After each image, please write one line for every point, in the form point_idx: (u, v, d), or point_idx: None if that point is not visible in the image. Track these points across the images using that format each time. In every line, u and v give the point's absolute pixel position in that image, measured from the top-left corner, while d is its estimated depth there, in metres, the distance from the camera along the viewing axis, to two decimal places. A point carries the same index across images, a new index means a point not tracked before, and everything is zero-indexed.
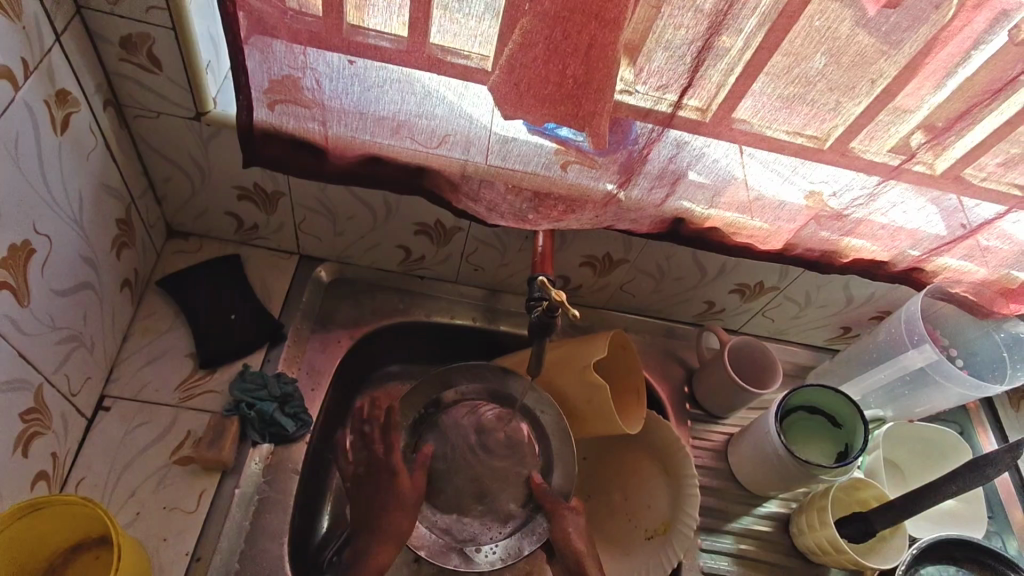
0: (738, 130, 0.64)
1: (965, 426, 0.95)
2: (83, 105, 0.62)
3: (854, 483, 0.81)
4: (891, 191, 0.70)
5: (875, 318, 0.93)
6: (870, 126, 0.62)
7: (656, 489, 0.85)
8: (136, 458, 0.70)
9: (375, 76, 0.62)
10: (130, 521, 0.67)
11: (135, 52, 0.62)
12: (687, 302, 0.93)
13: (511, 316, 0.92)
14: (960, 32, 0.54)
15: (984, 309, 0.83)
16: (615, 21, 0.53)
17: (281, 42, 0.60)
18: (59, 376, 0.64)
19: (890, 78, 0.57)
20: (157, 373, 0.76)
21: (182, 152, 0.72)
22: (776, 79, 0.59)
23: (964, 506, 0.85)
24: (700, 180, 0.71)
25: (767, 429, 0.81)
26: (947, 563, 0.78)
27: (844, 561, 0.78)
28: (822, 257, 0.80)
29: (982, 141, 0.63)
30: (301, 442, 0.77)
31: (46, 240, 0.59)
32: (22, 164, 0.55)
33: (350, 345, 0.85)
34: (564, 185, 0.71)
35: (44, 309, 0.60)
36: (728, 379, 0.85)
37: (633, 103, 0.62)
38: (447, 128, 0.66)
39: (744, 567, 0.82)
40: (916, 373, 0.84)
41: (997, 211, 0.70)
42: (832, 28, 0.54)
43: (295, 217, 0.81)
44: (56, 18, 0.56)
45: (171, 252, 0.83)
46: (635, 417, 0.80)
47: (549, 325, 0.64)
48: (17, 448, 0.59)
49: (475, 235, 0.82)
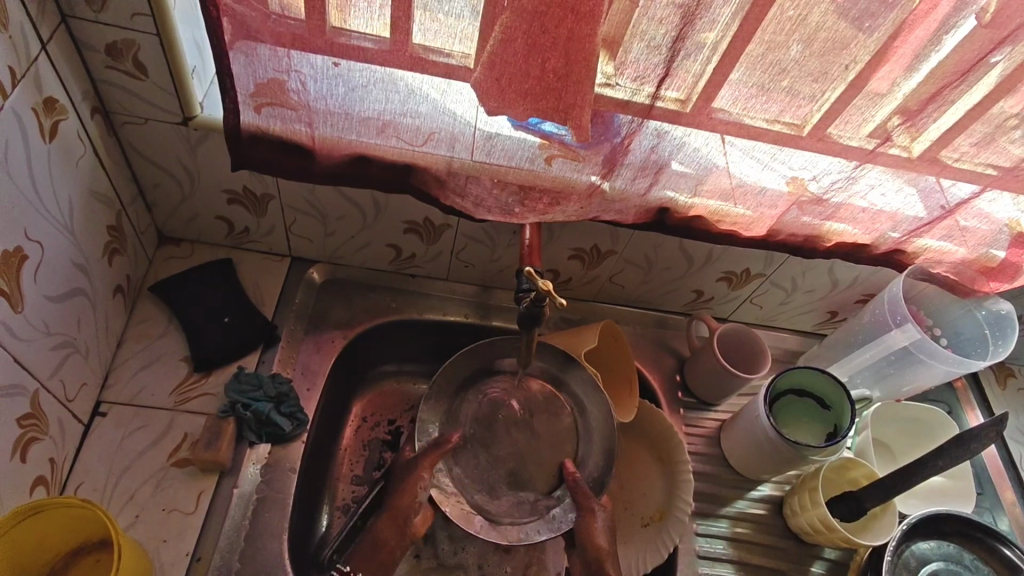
0: (718, 119, 0.65)
1: (952, 405, 0.97)
2: (70, 112, 0.62)
3: (844, 463, 0.82)
4: (869, 175, 0.71)
5: (860, 301, 0.95)
6: (845, 111, 0.64)
7: (654, 479, 0.87)
8: (134, 461, 0.71)
9: (360, 76, 0.63)
10: (130, 524, 0.68)
11: (121, 58, 0.63)
12: (676, 292, 0.95)
13: (503, 312, 0.93)
14: (927, 17, 0.55)
15: (965, 288, 0.84)
16: (592, 14, 0.55)
17: (266, 46, 0.61)
18: (55, 382, 0.65)
19: (861, 63, 0.59)
20: (152, 378, 0.76)
21: (171, 158, 0.73)
22: (752, 67, 0.60)
23: (953, 483, 0.87)
24: (682, 169, 0.72)
25: (757, 413, 0.82)
26: (937, 538, 0.80)
27: (837, 540, 0.79)
28: (805, 242, 0.82)
29: (954, 124, 0.64)
30: (298, 441, 0.77)
31: (39, 246, 0.60)
32: (12, 172, 0.55)
33: (344, 344, 0.86)
34: (549, 178, 0.73)
35: (38, 316, 0.61)
36: (718, 365, 0.87)
37: (613, 95, 0.63)
38: (432, 125, 0.67)
39: (739, 550, 0.84)
40: (901, 353, 0.86)
41: (973, 190, 0.71)
42: (803, 15, 0.56)
43: (285, 220, 0.82)
44: (42, 27, 0.56)
45: (163, 257, 0.84)
46: (629, 407, 0.81)
47: (538, 314, 0.65)
48: (15, 453, 0.59)
49: (464, 231, 0.83)
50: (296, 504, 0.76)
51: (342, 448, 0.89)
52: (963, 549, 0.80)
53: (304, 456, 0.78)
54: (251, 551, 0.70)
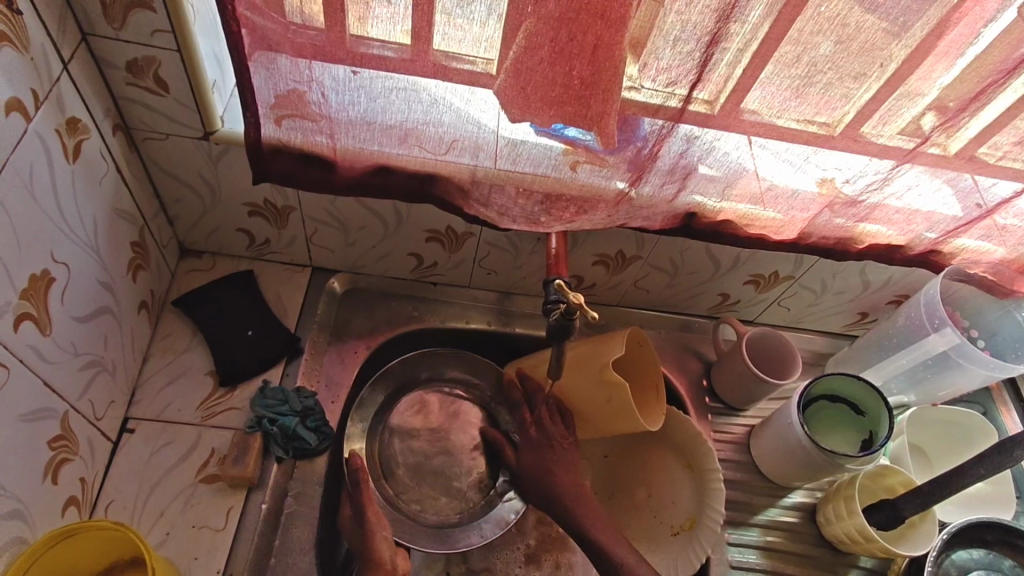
0: (748, 121, 0.63)
1: (988, 406, 0.95)
2: (93, 131, 0.62)
3: (881, 470, 0.81)
4: (906, 175, 0.69)
5: (892, 301, 0.93)
6: (882, 111, 0.62)
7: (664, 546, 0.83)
8: (161, 479, 0.71)
9: (380, 86, 0.62)
10: (161, 541, 0.68)
11: (141, 75, 0.62)
12: (701, 295, 0.93)
13: (526, 318, 0.92)
14: (972, 12, 0.53)
15: (1004, 288, 0.82)
16: (620, 19, 0.53)
17: (285, 57, 0.60)
18: (83, 402, 0.65)
19: (900, 61, 0.57)
20: (178, 393, 0.76)
21: (193, 172, 0.73)
22: (786, 67, 0.58)
23: (993, 488, 0.85)
24: (711, 173, 0.70)
25: (789, 420, 0.80)
26: (978, 546, 0.77)
27: (874, 549, 0.78)
28: (837, 244, 0.80)
29: (995, 120, 0.62)
30: (325, 454, 0.77)
31: (65, 267, 0.60)
32: (37, 194, 0.55)
33: (366, 355, 0.85)
34: (576, 187, 0.71)
35: (65, 337, 0.61)
36: (747, 371, 0.85)
37: (641, 100, 0.62)
38: (455, 134, 0.66)
39: (772, 559, 0.82)
40: (938, 357, 0.83)
41: (1014, 189, 0.69)
42: (840, 15, 0.53)
43: (306, 230, 0.81)
44: (63, 46, 0.56)
45: (185, 270, 0.84)
46: (656, 414, 0.78)
47: (568, 328, 0.64)
48: (46, 476, 0.59)
49: (487, 238, 0.82)
50: (324, 517, 0.76)
51: None
52: (1003, 557, 0.77)
53: (330, 469, 0.78)
54: (281, 567, 0.71)
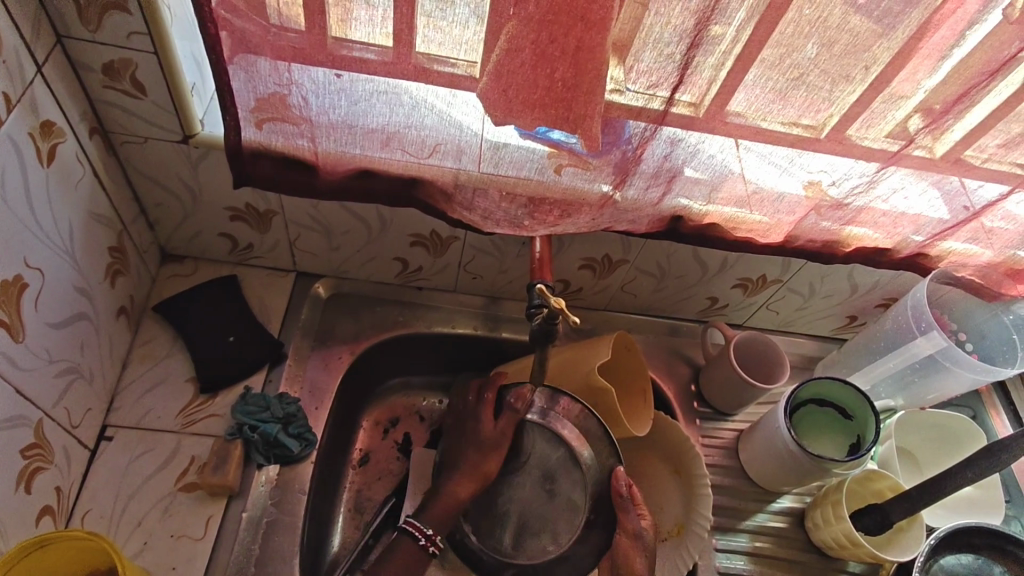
0: (732, 123, 0.63)
1: (977, 410, 0.94)
2: (69, 134, 0.61)
3: (868, 475, 0.80)
4: (891, 177, 0.69)
5: (881, 305, 0.93)
6: (867, 114, 0.61)
7: None
8: (140, 488, 0.70)
9: (362, 89, 0.61)
10: (138, 551, 0.67)
11: (118, 78, 0.61)
12: (689, 299, 0.92)
13: (512, 323, 0.91)
14: (955, 14, 0.52)
15: (991, 291, 0.82)
16: (602, 21, 0.52)
17: (265, 59, 0.59)
18: (59, 409, 0.64)
19: (884, 64, 0.56)
20: (158, 401, 0.75)
21: (172, 175, 0.72)
22: (769, 70, 0.57)
23: (982, 493, 0.84)
24: (695, 176, 0.70)
25: (776, 425, 0.80)
26: (966, 552, 0.77)
27: (863, 555, 0.77)
28: (824, 248, 0.80)
29: (979, 124, 0.62)
30: (306, 462, 0.76)
31: (39, 272, 0.59)
32: (9, 200, 0.54)
33: (351, 360, 0.84)
34: (560, 190, 0.70)
35: (40, 343, 0.60)
36: (734, 375, 0.84)
37: (623, 102, 0.61)
38: (437, 137, 0.66)
39: (760, 565, 0.81)
40: (925, 361, 0.83)
41: (1001, 191, 0.69)
42: (822, 16, 0.53)
43: (289, 235, 0.80)
44: (36, 49, 0.55)
45: (166, 276, 0.83)
46: (643, 419, 0.77)
47: (551, 332, 0.63)
48: (18, 486, 0.58)
49: (472, 243, 0.81)
50: (307, 525, 0.74)
51: (348, 469, 0.87)
52: (994, 563, 0.77)
53: (315, 476, 0.77)
54: None
